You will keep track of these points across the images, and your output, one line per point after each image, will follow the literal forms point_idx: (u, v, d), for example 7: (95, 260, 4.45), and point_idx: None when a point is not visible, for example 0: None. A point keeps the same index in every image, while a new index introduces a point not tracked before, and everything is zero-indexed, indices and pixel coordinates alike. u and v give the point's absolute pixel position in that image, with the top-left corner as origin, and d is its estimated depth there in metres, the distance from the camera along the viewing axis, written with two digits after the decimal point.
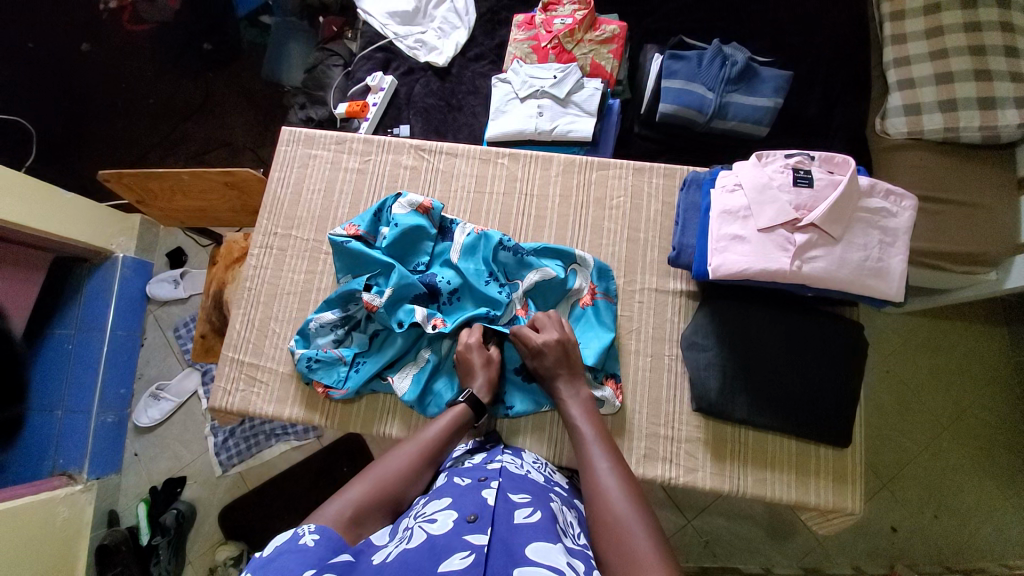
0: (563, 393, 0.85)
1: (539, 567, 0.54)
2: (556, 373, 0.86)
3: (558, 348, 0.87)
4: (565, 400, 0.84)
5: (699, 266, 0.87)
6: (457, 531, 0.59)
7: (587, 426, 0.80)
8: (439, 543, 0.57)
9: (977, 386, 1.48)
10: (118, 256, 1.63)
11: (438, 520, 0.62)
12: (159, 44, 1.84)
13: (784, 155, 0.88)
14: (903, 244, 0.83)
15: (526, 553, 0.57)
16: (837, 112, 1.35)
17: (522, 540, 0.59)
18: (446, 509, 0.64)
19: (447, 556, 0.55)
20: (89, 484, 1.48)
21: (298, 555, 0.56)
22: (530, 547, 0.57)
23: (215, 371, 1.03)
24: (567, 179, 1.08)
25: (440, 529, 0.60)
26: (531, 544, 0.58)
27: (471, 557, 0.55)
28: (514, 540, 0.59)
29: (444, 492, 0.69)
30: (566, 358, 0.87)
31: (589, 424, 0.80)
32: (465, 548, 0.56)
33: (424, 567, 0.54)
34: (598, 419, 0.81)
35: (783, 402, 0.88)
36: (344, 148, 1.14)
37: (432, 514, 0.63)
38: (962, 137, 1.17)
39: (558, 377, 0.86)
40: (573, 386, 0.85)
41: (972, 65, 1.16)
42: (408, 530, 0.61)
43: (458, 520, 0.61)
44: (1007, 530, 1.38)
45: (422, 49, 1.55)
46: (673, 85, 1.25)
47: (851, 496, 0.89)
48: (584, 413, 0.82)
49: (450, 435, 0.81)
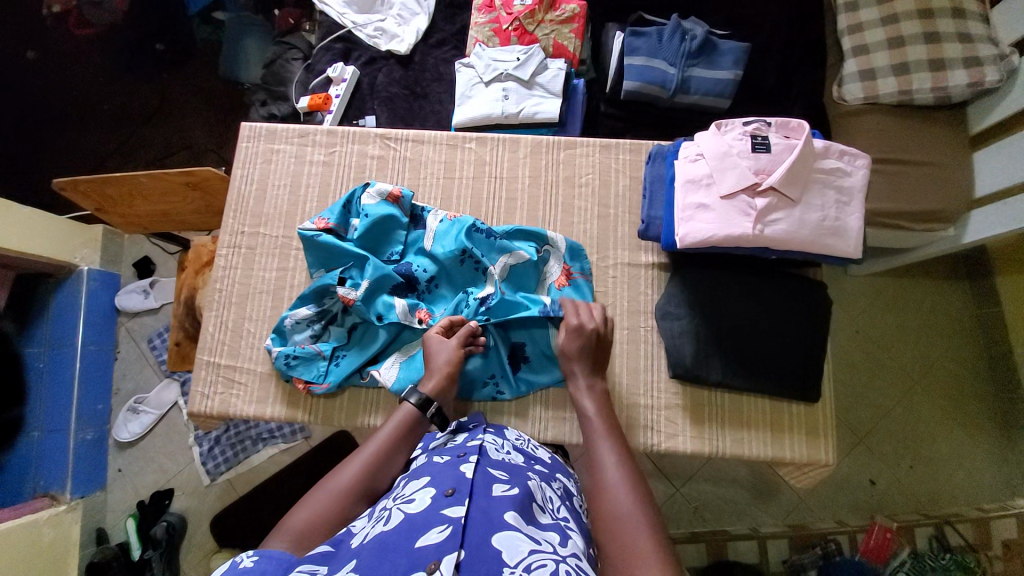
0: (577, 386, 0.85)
1: (517, 537, 0.56)
2: (577, 361, 0.87)
3: (590, 335, 0.88)
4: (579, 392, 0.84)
5: (667, 237, 0.89)
6: (435, 507, 0.60)
7: (599, 418, 0.80)
8: (417, 520, 0.58)
9: (944, 340, 1.55)
10: (82, 269, 1.58)
11: (417, 499, 0.63)
12: (108, 46, 1.77)
13: (743, 122, 0.89)
14: (859, 203, 0.85)
15: (504, 521, 0.58)
16: (796, 81, 1.37)
17: (500, 510, 0.60)
18: (424, 487, 0.65)
19: (426, 531, 0.56)
20: (73, 504, 1.45)
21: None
22: (508, 516, 0.59)
23: (192, 376, 1.01)
24: (535, 160, 1.08)
25: (418, 507, 0.61)
26: (509, 514, 0.60)
27: (449, 529, 0.55)
28: (492, 510, 0.60)
29: (424, 471, 0.70)
30: (591, 349, 0.88)
31: (600, 416, 0.80)
32: (443, 521, 0.57)
33: (402, 545, 0.55)
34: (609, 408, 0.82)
35: (754, 364, 0.91)
36: (308, 141, 1.12)
37: (410, 494, 0.64)
38: (915, 98, 1.21)
39: (578, 365, 0.87)
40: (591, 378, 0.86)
41: (920, 28, 1.20)
42: (386, 512, 0.62)
43: (436, 496, 0.62)
44: (975, 474, 1.46)
45: (382, 37, 1.52)
46: (636, 61, 1.26)
47: (824, 448, 0.93)
48: (596, 406, 0.82)
49: (398, 439, 0.79)
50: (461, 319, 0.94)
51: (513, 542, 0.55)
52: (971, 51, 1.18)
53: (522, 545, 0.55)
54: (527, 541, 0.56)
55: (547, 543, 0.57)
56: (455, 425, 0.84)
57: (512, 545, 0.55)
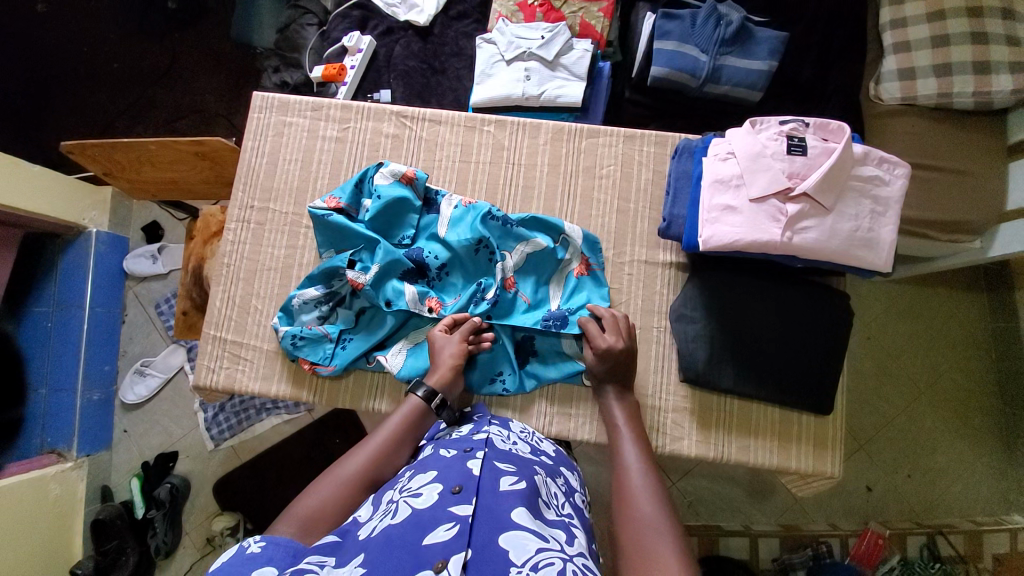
0: (610, 397, 0.87)
1: (524, 535, 0.56)
2: (608, 378, 0.88)
3: (618, 355, 0.88)
4: (610, 404, 0.87)
5: (689, 238, 0.86)
6: (442, 503, 0.59)
7: (626, 426, 0.83)
8: (424, 516, 0.58)
9: (958, 352, 1.52)
10: (92, 231, 1.57)
11: (423, 494, 0.62)
12: (119, 0, 1.71)
13: (778, 121, 0.85)
14: (894, 214, 0.81)
15: (511, 518, 0.58)
16: (832, 75, 1.30)
17: (508, 507, 0.60)
18: (431, 482, 0.64)
19: (433, 528, 0.56)
20: (79, 461, 1.48)
21: (248, 563, 0.55)
22: (515, 514, 0.58)
23: (198, 349, 1.01)
24: (555, 147, 1.04)
25: (425, 503, 0.60)
26: (515, 510, 0.59)
27: (456, 528, 0.55)
28: (500, 508, 0.59)
29: (430, 464, 0.69)
30: (621, 367, 0.88)
31: (628, 425, 0.83)
32: (450, 520, 0.56)
33: (410, 541, 0.54)
34: (637, 423, 0.84)
35: (767, 372, 0.89)
36: (321, 115, 1.08)
37: (417, 488, 0.63)
38: (955, 102, 1.15)
39: (608, 382, 0.88)
40: (623, 393, 0.87)
41: (971, 27, 1.13)
42: (393, 505, 0.62)
43: (443, 492, 0.61)
44: (976, 487, 1.45)
45: (401, 6, 1.46)
46: (666, 46, 1.20)
47: (830, 461, 0.92)
48: (625, 416, 0.85)
49: (405, 432, 0.78)
50: (467, 316, 0.92)
51: (520, 540, 0.55)
52: (1021, 55, 1.11)
53: (529, 544, 0.55)
54: (535, 539, 0.55)
55: (553, 541, 0.57)
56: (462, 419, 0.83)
57: (518, 544, 0.55)
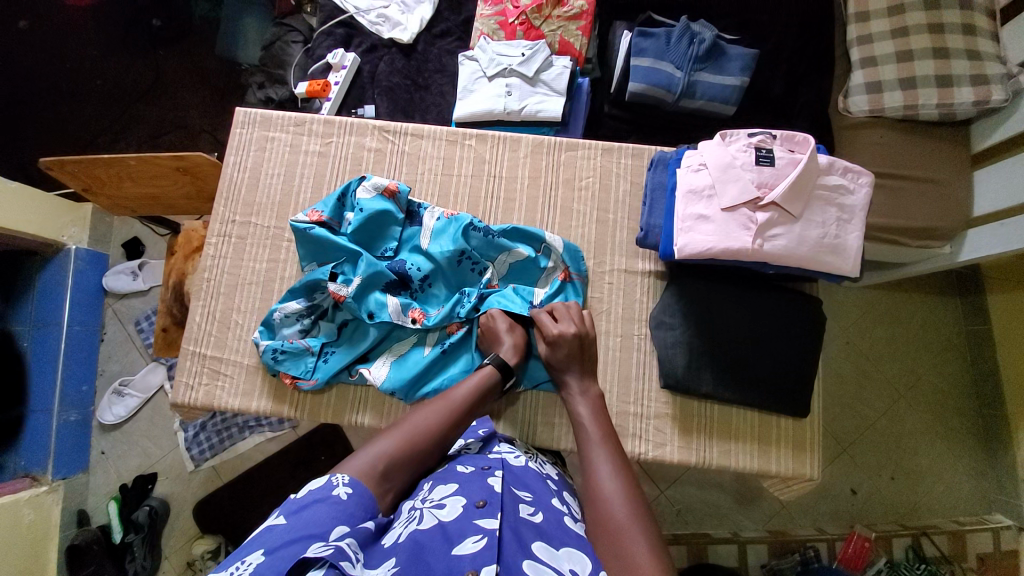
0: (572, 390, 0.85)
1: (546, 567, 0.56)
2: (570, 366, 0.87)
3: (573, 342, 0.87)
4: (573, 397, 0.84)
5: (666, 246, 0.87)
6: (467, 516, 0.60)
7: (592, 424, 0.80)
8: (450, 529, 0.58)
9: (934, 355, 1.56)
10: (70, 249, 1.55)
11: (447, 506, 0.62)
12: (103, 19, 1.72)
13: (747, 133, 0.88)
14: (860, 221, 0.84)
15: (532, 548, 0.58)
16: (801, 91, 1.36)
17: (529, 536, 0.60)
18: (454, 494, 0.64)
19: (461, 541, 0.56)
20: (54, 485, 1.44)
21: (330, 510, 0.59)
22: (536, 545, 0.59)
23: (177, 366, 0.99)
24: (535, 160, 1.06)
25: (450, 515, 0.61)
26: (536, 541, 0.60)
27: (484, 540, 0.56)
28: (522, 531, 0.60)
29: (450, 477, 0.69)
30: (581, 353, 0.87)
31: (592, 420, 0.80)
32: (477, 532, 0.57)
33: (438, 550, 0.55)
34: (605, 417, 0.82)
35: (745, 377, 0.91)
36: (304, 130, 1.09)
37: (441, 500, 0.64)
38: (920, 114, 1.20)
39: (571, 371, 0.86)
40: (583, 383, 0.85)
41: (930, 44, 1.19)
42: (417, 513, 0.62)
43: (467, 506, 0.62)
44: (956, 488, 1.48)
45: (385, 24, 1.48)
46: (643, 63, 1.24)
47: (809, 463, 0.93)
48: (590, 410, 0.82)
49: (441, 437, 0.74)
50: (456, 326, 0.96)
51: (543, 571, 0.55)
52: (979, 69, 1.17)
53: None
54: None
55: None
56: (467, 433, 0.81)
57: (541, 574, 0.54)
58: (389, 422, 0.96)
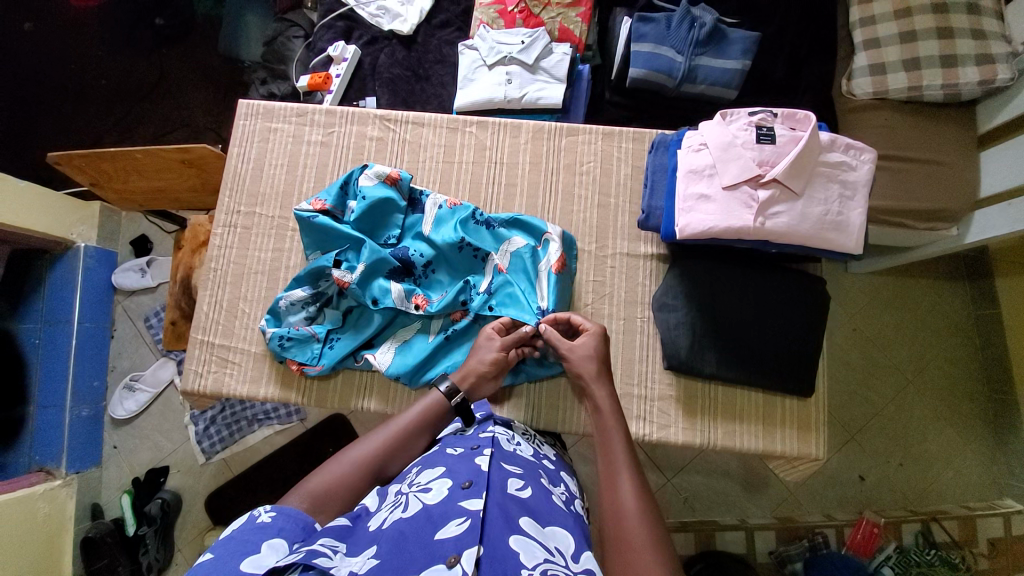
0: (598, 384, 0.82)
1: (532, 542, 0.58)
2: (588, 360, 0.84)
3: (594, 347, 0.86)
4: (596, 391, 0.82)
5: (666, 227, 0.87)
6: (452, 498, 0.61)
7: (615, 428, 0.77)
8: (434, 511, 0.60)
9: (941, 340, 1.54)
10: (79, 246, 1.57)
11: (433, 489, 0.64)
12: (106, 19, 1.73)
13: (748, 112, 0.88)
14: (862, 197, 0.84)
15: (518, 523, 0.60)
16: (805, 73, 1.35)
17: (515, 512, 0.62)
18: (440, 477, 0.66)
19: (444, 524, 0.57)
20: (69, 479, 1.46)
21: (258, 531, 0.59)
22: (522, 520, 0.61)
23: (186, 355, 1.01)
24: (536, 145, 1.07)
25: (434, 497, 0.62)
26: (522, 517, 0.61)
27: (467, 522, 0.57)
28: (507, 508, 0.61)
29: (437, 460, 0.70)
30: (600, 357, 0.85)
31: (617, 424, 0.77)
32: (461, 514, 0.58)
33: (422, 537, 0.56)
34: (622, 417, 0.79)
35: (749, 358, 0.91)
36: (306, 120, 1.10)
37: (427, 483, 0.65)
38: (924, 95, 1.19)
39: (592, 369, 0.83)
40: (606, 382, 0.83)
41: (934, 23, 1.17)
42: (402, 498, 0.64)
43: (453, 487, 0.63)
44: (965, 473, 1.47)
45: (385, 16, 1.49)
46: (643, 48, 1.24)
47: (815, 443, 0.93)
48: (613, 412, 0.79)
49: (428, 422, 0.80)
50: (459, 314, 0.96)
51: (530, 546, 0.57)
52: (985, 48, 1.15)
53: (537, 552, 0.57)
54: (542, 549, 0.58)
55: (558, 555, 0.58)
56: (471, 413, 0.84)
57: (528, 549, 0.56)
58: (395, 407, 0.97)
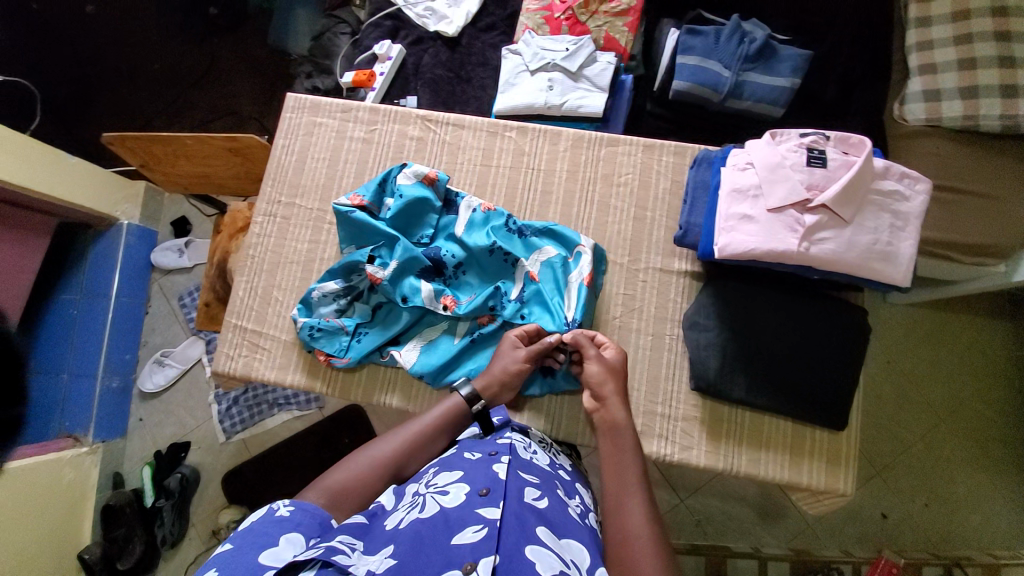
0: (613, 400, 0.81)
1: (549, 552, 0.57)
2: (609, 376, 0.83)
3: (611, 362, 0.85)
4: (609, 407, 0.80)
5: (705, 245, 0.86)
6: (469, 504, 0.61)
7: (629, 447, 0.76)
8: (452, 516, 0.60)
9: (979, 380, 1.47)
10: (122, 224, 1.63)
11: (451, 492, 0.64)
12: (164, 8, 1.80)
13: (799, 134, 0.85)
14: (914, 229, 0.81)
15: (535, 532, 0.59)
16: (856, 95, 1.31)
17: (532, 522, 0.61)
18: (458, 481, 0.65)
19: (460, 529, 0.57)
20: (94, 447, 1.52)
21: (278, 525, 0.60)
22: (539, 530, 0.60)
23: (219, 337, 1.04)
24: (575, 154, 1.06)
25: (452, 502, 0.62)
26: (538, 527, 0.61)
27: (484, 530, 0.57)
28: (524, 517, 0.61)
29: (455, 464, 0.70)
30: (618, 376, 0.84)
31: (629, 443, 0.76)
32: (478, 521, 0.58)
33: (438, 541, 0.56)
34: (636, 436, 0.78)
35: (781, 386, 0.88)
36: (350, 116, 1.12)
37: (444, 486, 0.65)
38: (981, 124, 1.14)
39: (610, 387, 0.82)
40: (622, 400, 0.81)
41: (998, 50, 1.12)
42: (419, 499, 0.64)
43: (470, 493, 0.63)
44: (993, 519, 1.40)
45: (431, 17, 1.50)
46: (689, 61, 1.22)
47: (843, 478, 0.90)
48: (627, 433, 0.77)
49: (447, 424, 0.80)
50: (487, 318, 0.96)
51: (547, 556, 0.56)
52: None
53: (554, 562, 0.56)
54: (559, 560, 0.57)
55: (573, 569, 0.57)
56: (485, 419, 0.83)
57: (545, 560, 0.55)
58: (416, 405, 0.97)
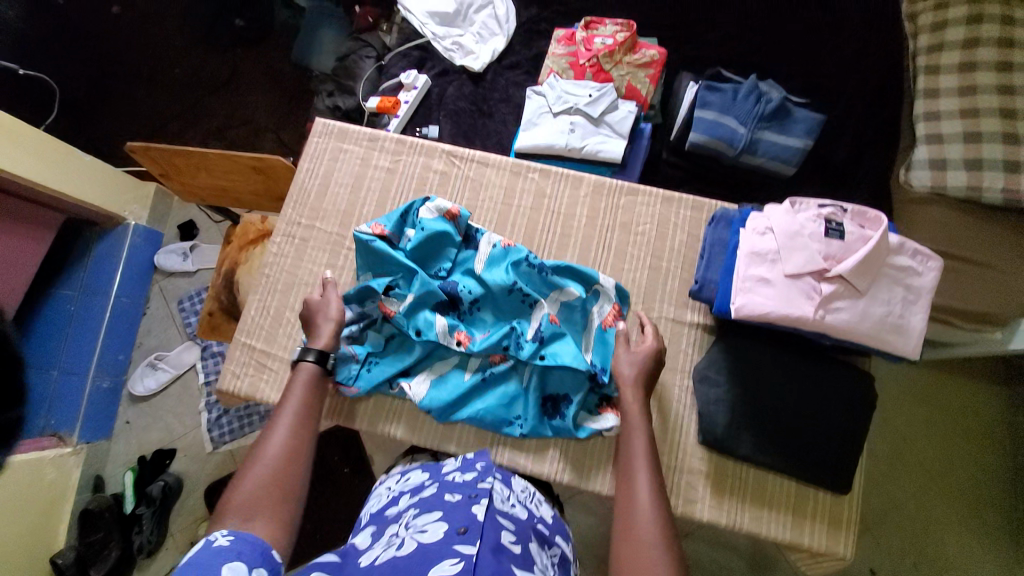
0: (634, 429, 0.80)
1: None
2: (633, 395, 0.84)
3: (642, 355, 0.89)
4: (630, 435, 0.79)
5: (721, 303, 0.88)
6: (447, 541, 0.61)
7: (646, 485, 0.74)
8: (430, 551, 0.60)
9: (971, 444, 1.49)
10: (129, 224, 1.63)
11: (429, 530, 0.64)
12: (195, 17, 1.84)
13: (818, 204, 0.88)
14: (925, 304, 0.83)
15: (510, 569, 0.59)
16: (865, 160, 1.36)
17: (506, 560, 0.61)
18: (437, 520, 0.66)
19: (437, 563, 0.58)
20: (78, 447, 1.47)
21: (217, 555, 0.60)
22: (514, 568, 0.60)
23: (226, 354, 1.03)
24: (595, 200, 1.08)
25: (431, 538, 0.62)
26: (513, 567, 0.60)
27: (461, 564, 0.57)
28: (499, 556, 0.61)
29: (435, 505, 0.70)
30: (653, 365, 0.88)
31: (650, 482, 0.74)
32: (455, 556, 0.59)
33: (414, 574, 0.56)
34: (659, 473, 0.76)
35: (787, 446, 0.89)
36: (377, 146, 1.14)
37: (423, 525, 0.65)
38: (984, 196, 1.17)
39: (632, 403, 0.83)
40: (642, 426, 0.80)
41: (1001, 127, 1.16)
42: (398, 538, 0.64)
43: (449, 531, 0.63)
44: None
45: (458, 52, 1.55)
46: (707, 115, 1.26)
47: (844, 542, 0.90)
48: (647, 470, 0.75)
49: (312, 395, 0.84)
50: (501, 355, 0.96)
51: None
52: None
53: None
54: None
55: None
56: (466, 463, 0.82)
57: None
58: (421, 438, 0.97)
